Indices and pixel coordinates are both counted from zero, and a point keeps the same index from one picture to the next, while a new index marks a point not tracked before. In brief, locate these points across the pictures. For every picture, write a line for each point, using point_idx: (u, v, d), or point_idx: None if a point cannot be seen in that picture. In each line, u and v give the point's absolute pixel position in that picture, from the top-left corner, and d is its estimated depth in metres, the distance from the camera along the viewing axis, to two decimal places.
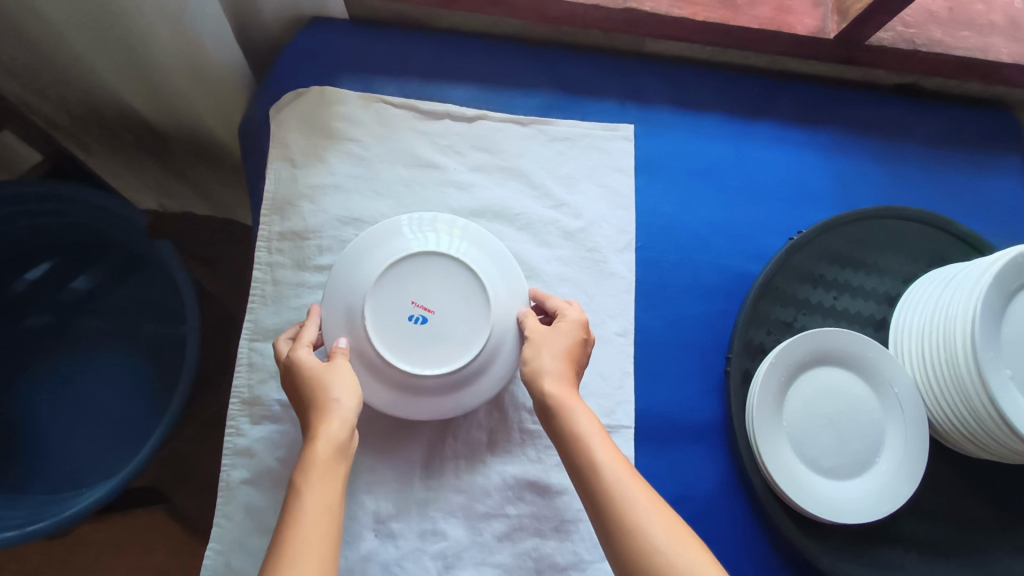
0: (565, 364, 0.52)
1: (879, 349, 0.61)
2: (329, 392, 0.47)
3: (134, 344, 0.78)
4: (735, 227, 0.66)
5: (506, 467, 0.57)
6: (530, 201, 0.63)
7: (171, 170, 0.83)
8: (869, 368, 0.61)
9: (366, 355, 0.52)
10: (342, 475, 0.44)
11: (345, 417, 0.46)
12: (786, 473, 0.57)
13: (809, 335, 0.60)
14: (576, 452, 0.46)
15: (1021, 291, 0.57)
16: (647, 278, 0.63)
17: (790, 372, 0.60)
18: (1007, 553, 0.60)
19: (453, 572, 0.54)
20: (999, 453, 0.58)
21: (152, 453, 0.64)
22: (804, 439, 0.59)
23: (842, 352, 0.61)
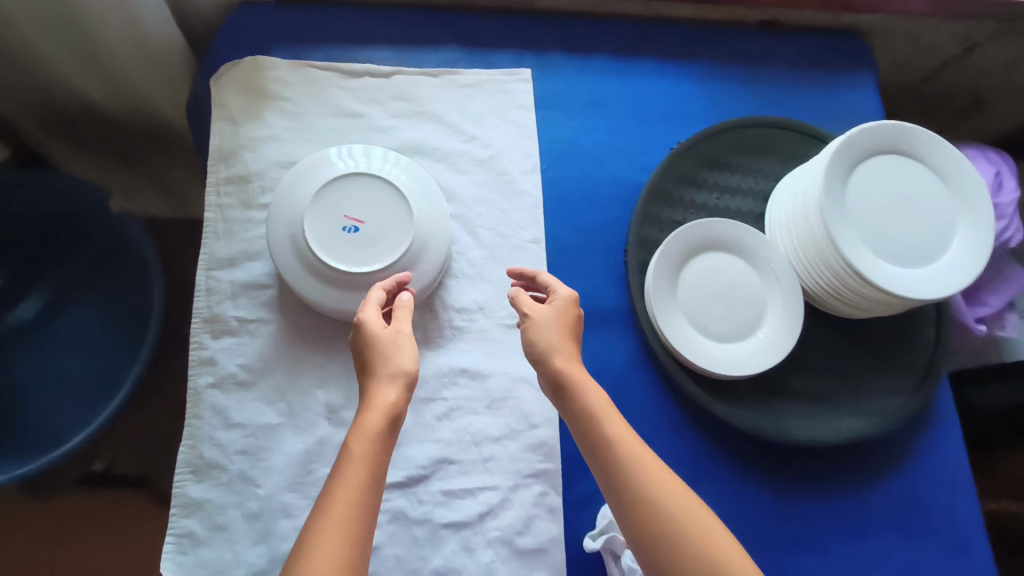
0: (566, 335, 0.58)
1: (754, 233, 0.70)
2: (389, 361, 0.52)
3: (106, 318, 0.85)
4: (626, 147, 0.76)
5: (440, 357, 0.65)
6: (445, 137, 0.73)
7: (129, 166, 0.91)
8: (748, 249, 0.71)
9: (312, 264, 0.61)
10: (389, 446, 0.50)
11: (401, 391, 0.51)
12: (684, 343, 0.67)
13: (693, 226, 0.69)
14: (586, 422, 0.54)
15: (861, 164, 0.66)
16: (552, 194, 0.73)
17: (680, 260, 0.69)
18: (881, 393, 0.70)
19: (400, 448, 0.62)
20: (860, 304, 0.67)
21: (133, 385, 0.76)
22: (696, 314, 0.68)
23: (723, 238, 0.70)
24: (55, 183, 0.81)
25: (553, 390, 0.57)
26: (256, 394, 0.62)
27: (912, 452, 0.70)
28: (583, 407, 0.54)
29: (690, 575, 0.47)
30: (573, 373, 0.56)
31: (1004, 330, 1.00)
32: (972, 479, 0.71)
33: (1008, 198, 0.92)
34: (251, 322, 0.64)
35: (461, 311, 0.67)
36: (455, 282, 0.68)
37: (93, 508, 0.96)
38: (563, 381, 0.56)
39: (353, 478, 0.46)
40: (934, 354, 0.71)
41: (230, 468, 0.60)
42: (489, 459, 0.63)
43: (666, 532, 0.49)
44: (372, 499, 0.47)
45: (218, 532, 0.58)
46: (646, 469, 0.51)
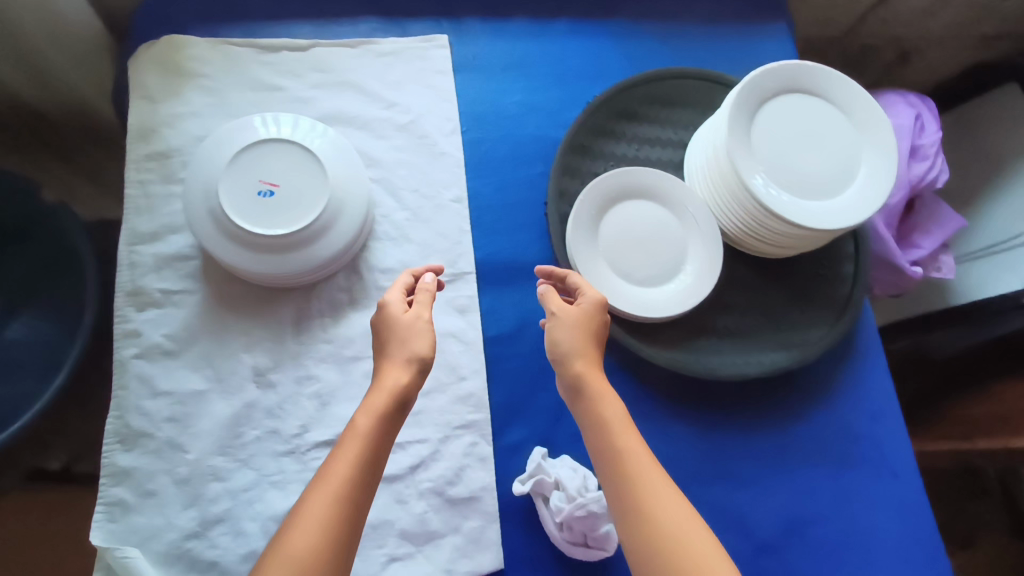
0: (587, 340, 0.58)
1: (672, 180, 0.72)
2: (405, 347, 0.54)
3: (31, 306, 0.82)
4: (546, 106, 0.77)
5: (366, 317, 0.66)
6: (365, 105, 0.74)
7: (62, 157, 0.91)
8: (668, 195, 0.72)
9: (229, 229, 0.61)
10: (395, 427, 0.51)
11: (412, 376, 0.53)
12: (605, 288, 0.68)
13: (611, 175, 0.70)
14: (603, 435, 0.53)
15: (765, 106, 0.68)
16: (473, 154, 0.74)
17: (600, 209, 0.70)
18: (803, 327, 0.72)
19: (329, 407, 0.63)
20: (775, 241, 0.69)
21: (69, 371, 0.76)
22: (618, 260, 0.69)
23: (643, 185, 0.72)
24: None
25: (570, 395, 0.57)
26: (182, 364, 0.62)
27: (837, 383, 0.72)
28: (598, 419, 0.54)
29: (657, 547, 0.48)
30: (594, 382, 0.56)
31: (941, 272, 1.03)
32: (896, 407, 0.73)
33: (931, 139, 0.95)
34: (175, 293, 0.64)
35: (386, 272, 0.68)
36: (380, 244, 0.69)
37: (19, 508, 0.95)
38: (581, 390, 0.55)
39: (344, 456, 0.48)
40: (852, 288, 0.74)
41: (158, 436, 0.60)
42: (419, 412, 0.64)
43: (651, 529, 0.49)
44: (371, 478, 0.49)
45: (148, 499, 0.58)
46: (652, 485, 0.50)
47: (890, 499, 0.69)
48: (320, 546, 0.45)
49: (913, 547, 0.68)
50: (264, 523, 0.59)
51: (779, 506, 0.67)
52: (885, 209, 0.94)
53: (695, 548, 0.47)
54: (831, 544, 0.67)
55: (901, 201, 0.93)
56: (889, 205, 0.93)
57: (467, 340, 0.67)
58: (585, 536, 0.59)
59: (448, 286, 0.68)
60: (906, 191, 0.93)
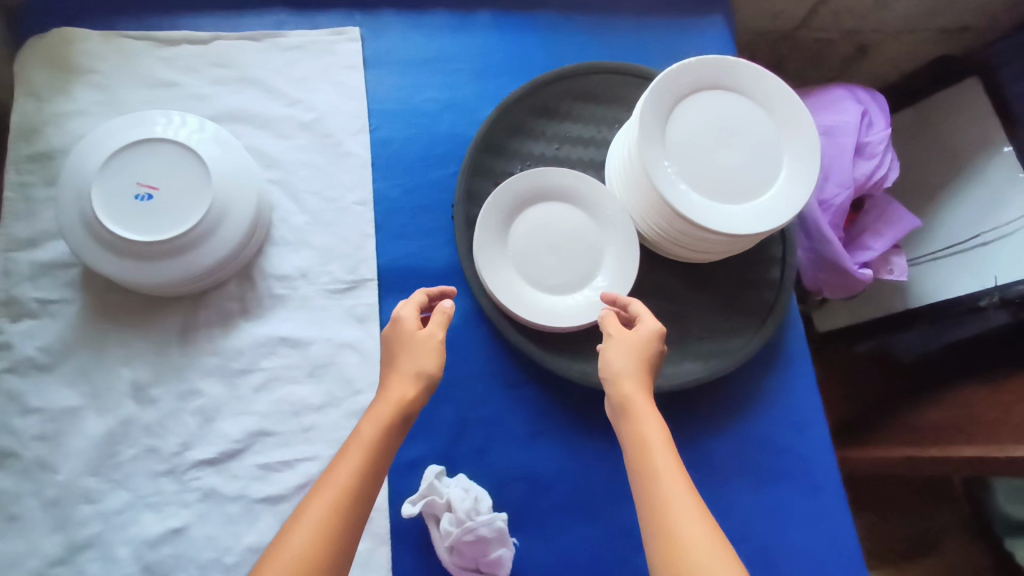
0: (640, 363, 0.55)
1: (589, 181, 0.68)
2: (416, 361, 0.52)
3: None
4: (463, 102, 0.73)
5: (257, 327, 0.63)
6: (267, 102, 0.70)
7: None
8: (584, 197, 0.68)
9: (102, 236, 0.57)
10: (396, 439, 0.50)
11: (417, 389, 0.51)
12: (512, 297, 0.64)
13: (523, 176, 0.66)
14: (640, 455, 0.49)
15: (682, 103, 0.64)
16: (381, 153, 0.70)
17: (511, 212, 0.67)
18: (722, 336, 0.69)
19: (213, 423, 0.59)
20: (693, 246, 0.65)
21: None
22: (529, 266, 0.66)
23: (557, 187, 0.68)
24: None
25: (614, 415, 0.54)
26: (57, 378, 0.59)
27: (761, 393, 0.69)
28: (637, 440, 0.50)
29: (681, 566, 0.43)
30: (635, 402, 0.52)
31: (892, 273, 0.99)
32: (823, 419, 0.70)
33: (879, 136, 0.91)
34: (52, 303, 0.61)
35: (282, 279, 0.64)
36: (276, 250, 0.65)
37: None
38: (626, 408, 0.52)
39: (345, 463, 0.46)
40: (778, 294, 0.71)
41: (26, 455, 0.57)
42: (309, 429, 0.60)
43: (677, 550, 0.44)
44: (372, 488, 0.47)
45: (13, 523, 0.55)
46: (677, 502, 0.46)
47: (813, 515, 0.66)
48: (312, 552, 0.42)
49: (833, 565, 0.65)
50: (136, 547, 0.56)
51: None
52: (829, 209, 0.90)
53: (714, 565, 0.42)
54: (749, 563, 0.64)
55: (845, 200, 0.89)
56: (833, 204, 0.90)
57: (365, 351, 0.63)
58: (476, 561, 0.57)
59: (347, 294, 0.65)
60: (851, 190, 0.89)
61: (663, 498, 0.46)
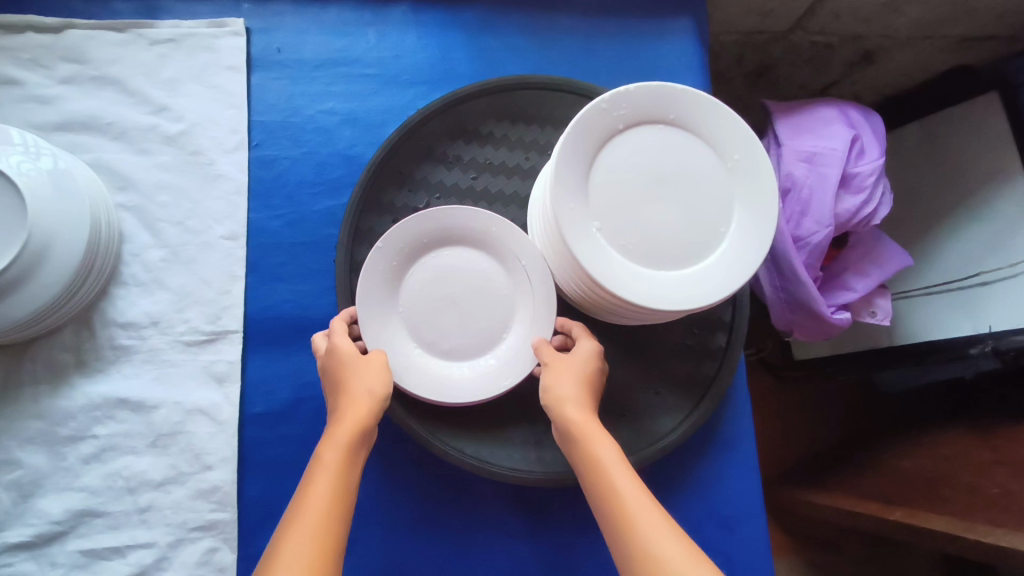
0: (584, 387, 0.50)
1: (501, 223, 0.54)
2: (370, 378, 0.47)
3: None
4: (366, 117, 0.62)
5: (93, 386, 0.53)
6: (126, 109, 0.59)
7: None
8: (495, 244, 0.56)
9: None
10: (360, 461, 0.44)
11: (376, 406, 0.46)
12: (397, 362, 0.54)
13: (421, 215, 0.54)
14: (596, 482, 0.44)
15: (615, 140, 0.54)
16: (261, 176, 0.60)
17: (405, 259, 0.55)
18: (648, 414, 0.59)
19: (31, 500, 0.51)
20: (619, 312, 0.54)
21: None
22: (421, 325, 0.55)
23: (464, 229, 0.55)
24: None
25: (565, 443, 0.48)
26: None
27: (689, 483, 0.60)
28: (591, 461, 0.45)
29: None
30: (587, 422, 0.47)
31: (875, 317, 0.88)
32: (761, 512, 0.60)
33: (870, 166, 0.79)
34: None
35: (128, 327, 0.55)
36: (124, 291, 0.56)
37: None
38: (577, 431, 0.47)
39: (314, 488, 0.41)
40: (720, 366, 0.60)
41: None
42: (146, 510, 0.52)
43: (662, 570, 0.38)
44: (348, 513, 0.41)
45: None
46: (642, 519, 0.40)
47: None
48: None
49: None
50: None
51: None
52: (805, 247, 0.78)
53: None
54: None
55: (824, 240, 0.78)
56: (810, 243, 0.78)
57: (219, 418, 0.54)
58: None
59: (205, 348, 0.55)
60: (831, 228, 0.77)
61: (628, 516, 0.41)
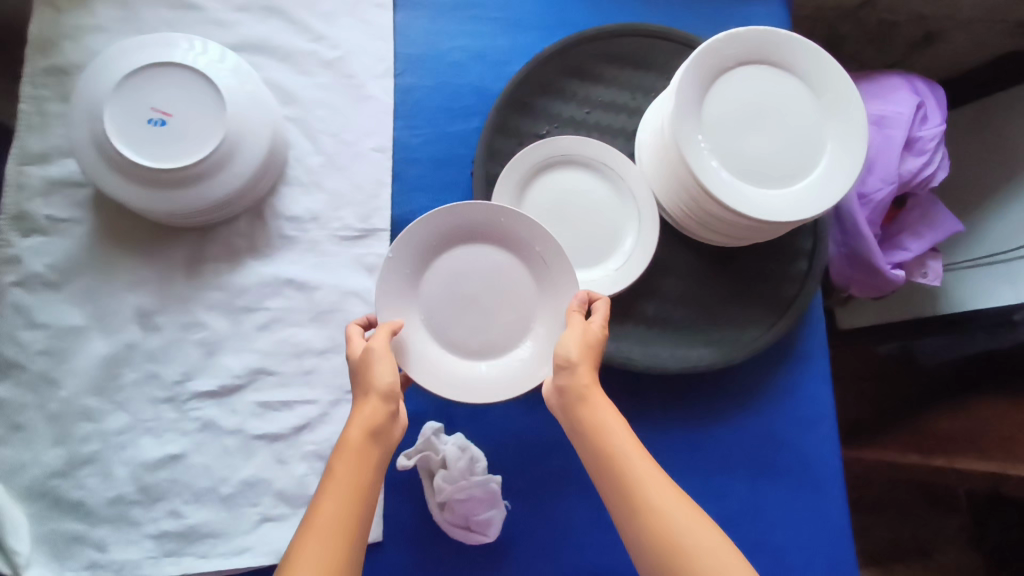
0: (591, 353, 0.52)
1: (505, 211, 0.55)
2: (375, 377, 0.48)
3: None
4: (494, 55, 0.70)
5: (264, 266, 0.62)
6: (291, 35, 0.67)
7: None
8: (506, 232, 0.57)
9: (116, 159, 0.56)
10: (377, 458, 0.47)
11: (385, 404, 0.48)
12: (434, 377, 0.55)
13: (430, 217, 0.54)
14: (602, 445, 0.48)
15: (725, 76, 0.61)
16: (405, 100, 0.68)
17: (417, 265, 0.56)
18: (737, 325, 0.66)
19: (216, 356, 0.60)
20: (718, 228, 0.62)
21: None
22: (446, 330, 0.57)
23: (472, 222, 0.56)
24: None
25: (567, 404, 0.51)
26: (64, 296, 0.59)
27: (771, 388, 0.67)
28: (598, 428, 0.49)
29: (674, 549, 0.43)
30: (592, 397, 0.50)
31: (926, 278, 0.95)
32: (833, 416, 0.68)
33: (932, 132, 0.86)
34: (62, 221, 0.60)
35: (293, 220, 0.63)
36: (289, 190, 0.64)
37: None
38: (583, 397, 0.50)
39: (329, 492, 0.44)
40: (800, 289, 0.67)
41: (30, 368, 0.57)
42: (310, 372, 0.60)
43: (674, 536, 0.44)
44: (365, 516, 0.45)
45: (16, 432, 0.57)
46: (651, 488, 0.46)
47: (805, 512, 0.66)
48: None
49: (820, 560, 0.65)
50: (134, 469, 0.57)
51: None
52: (869, 203, 0.85)
53: (707, 547, 0.43)
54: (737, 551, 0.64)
55: (887, 197, 0.85)
56: (873, 200, 0.85)
57: (371, 301, 0.62)
58: (467, 519, 0.58)
59: (358, 243, 0.64)
60: (894, 186, 0.84)
61: (634, 482, 0.46)
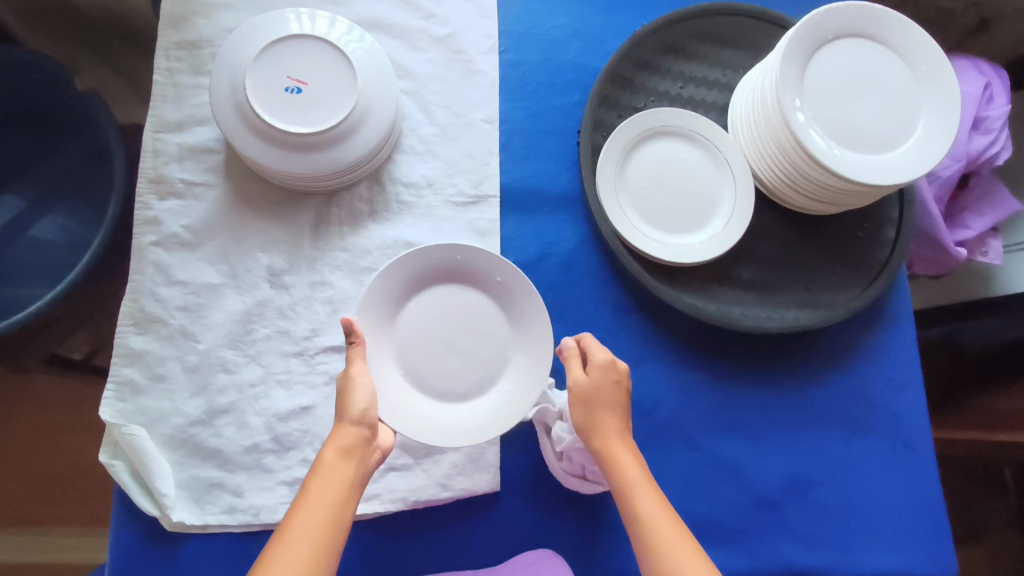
0: (609, 408, 0.55)
1: (460, 248, 0.59)
2: (350, 404, 0.52)
3: (52, 205, 0.90)
4: (592, 32, 0.73)
5: (384, 230, 0.65)
6: (403, 13, 0.70)
7: (109, 62, 0.92)
8: (465, 269, 0.60)
9: (256, 126, 0.59)
10: (352, 473, 0.49)
11: (358, 423, 0.51)
12: (433, 429, 0.56)
13: (391, 265, 0.57)
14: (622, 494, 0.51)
15: (822, 50, 0.64)
16: (509, 76, 0.71)
17: (384, 318, 0.58)
18: (831, 289, 0.69)
19: (341, 314, 0.63)
20: (815, 194, 0.65)
21: (80, 275, 0.76)
22: (429, 380, 0.59)
23: (431, 266, 0.60)
24: (65, 81, 0.84)
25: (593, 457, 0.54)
26: (199, 255, 0.63)
27: (861, 349, 0.70)
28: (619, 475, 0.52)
29: None
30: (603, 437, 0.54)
31: (986, 257, 0.95)
32: (920, 379, 0.70)
33: (998, 112, 0.89)
34: (197, 185, 0.64)
35: (409, 187, 0.67)
36: (403, 158, 0.68)
37: (60, 383, 1.02)
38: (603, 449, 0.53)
39: (305, 505, 0.47)
40: (890, 254, 0.70)
41: (170, 322, 0.61)
42: None
43: None
44: (337, 529, 0.47)
45: (157, 382, 0.60)
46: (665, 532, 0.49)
47: (898, 472, 0.67)
48: None
49: (914, 519, 0.66)
50: (268, 419, 0.60)
51: (781, 462, 0.66)
52: (937, 181, 0.87)
53: None
54: (832, 506, 0.66)
55: (955, 174, 0.87)
56: (941, 177, 0.87)
57: None
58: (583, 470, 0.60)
59: (470, 208, 0.67)
60: (963, 163, 0.86)
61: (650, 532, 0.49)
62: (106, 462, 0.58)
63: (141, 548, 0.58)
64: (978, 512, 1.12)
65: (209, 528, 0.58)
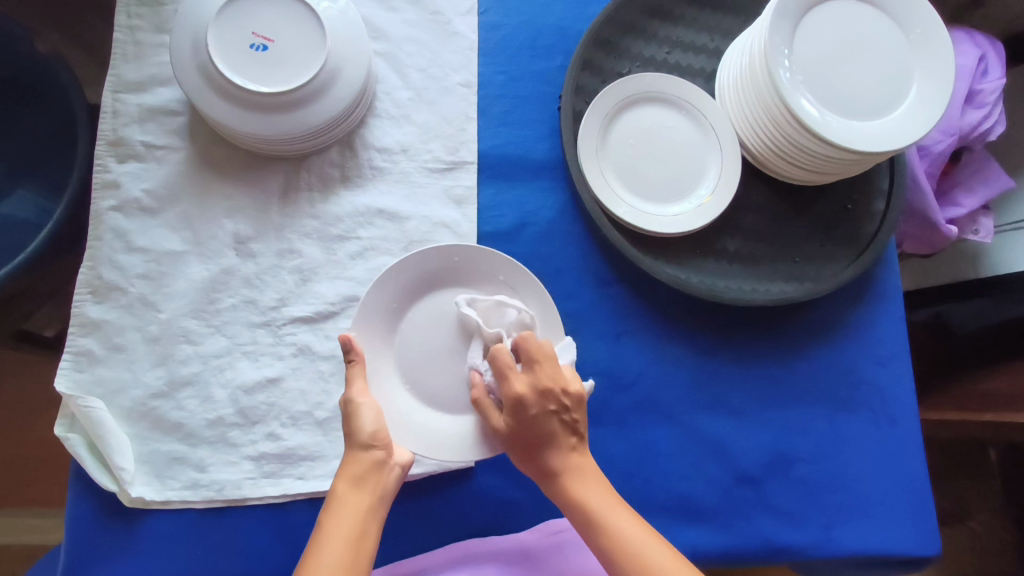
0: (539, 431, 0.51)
1: (457, 250, 0.57)
2: (358, 428, 0.50)
3: (17, 176, 0.87)
4: None
5: (355, 197, 0.63)
6: None
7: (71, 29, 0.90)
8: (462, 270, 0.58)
9: (219, 84, 0.56)
10: (369, 502, 0.47)
11: (371, 449, 0.49)
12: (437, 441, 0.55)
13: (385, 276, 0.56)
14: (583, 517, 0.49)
15: (811, 11, 0.61)
16: (488, 39, 0.68)
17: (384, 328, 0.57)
18: (818, 262, 0.67)
19: (310, 284, 0.60)
20: (805, 164, 0.62)
21: (39, 244, 0.72)
22: (435, 391, 0.57)
23: (427, 271, 0.58)
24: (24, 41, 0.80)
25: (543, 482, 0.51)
26: (161, 221, 0.60)
27: (845, 324, 0.68)
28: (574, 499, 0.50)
29: None
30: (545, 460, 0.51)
31: (977, 234, 0.93)
32: (907, 352, 0.68)
33: (992, 85, 0.86)
34: (157, 148, 0.61)
35: (383, 152, 0.64)
36: (376, 121, 0.65)
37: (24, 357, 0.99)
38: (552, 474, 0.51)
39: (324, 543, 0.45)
40: (881, 225, 0.67)
41: (130, 291, 0.58)
42: None
43: None
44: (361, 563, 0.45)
45: (116, 353, 0.57)
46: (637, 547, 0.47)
47: (877, 446, 0.66)
48: None
49: (893, 496, 0.64)
50: (233, 391, 0.58)
51: (761, 437, 0.65)
52: (928, 155, 0.85)
53: None
54: (814, 483, 0.64)
55: (948, 148, 0.85)
56: (932, 151, 0.85)
57: (460, 233, 0.64)
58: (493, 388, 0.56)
59: (446, 175, 0.65)
60: (956, 138, 0.85)
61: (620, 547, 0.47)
62: (63, 435, 0.55)
63: (101, 525, 0.56)
64: (958, 493, 1.11)
65: (170, 504, 0.56)
